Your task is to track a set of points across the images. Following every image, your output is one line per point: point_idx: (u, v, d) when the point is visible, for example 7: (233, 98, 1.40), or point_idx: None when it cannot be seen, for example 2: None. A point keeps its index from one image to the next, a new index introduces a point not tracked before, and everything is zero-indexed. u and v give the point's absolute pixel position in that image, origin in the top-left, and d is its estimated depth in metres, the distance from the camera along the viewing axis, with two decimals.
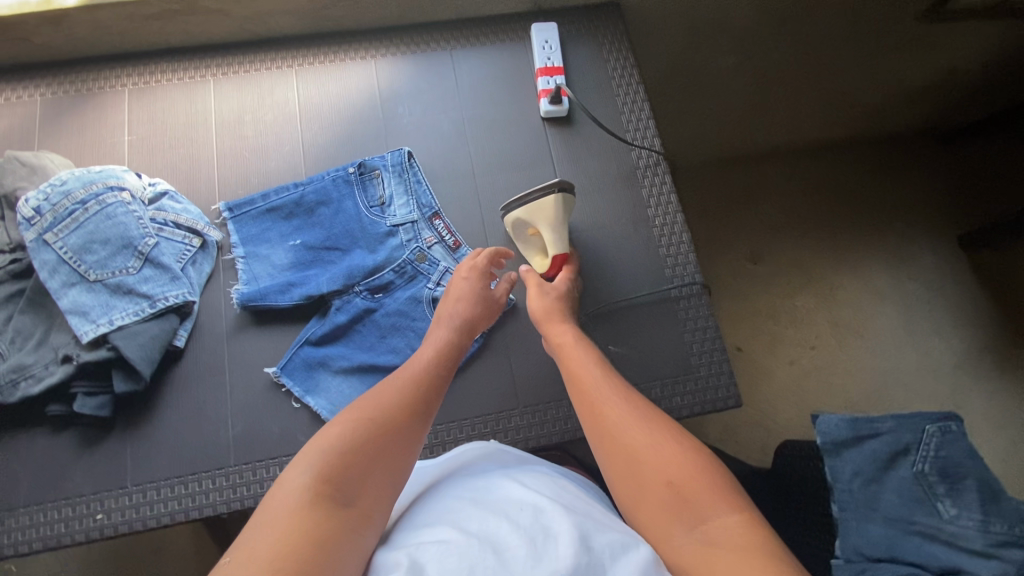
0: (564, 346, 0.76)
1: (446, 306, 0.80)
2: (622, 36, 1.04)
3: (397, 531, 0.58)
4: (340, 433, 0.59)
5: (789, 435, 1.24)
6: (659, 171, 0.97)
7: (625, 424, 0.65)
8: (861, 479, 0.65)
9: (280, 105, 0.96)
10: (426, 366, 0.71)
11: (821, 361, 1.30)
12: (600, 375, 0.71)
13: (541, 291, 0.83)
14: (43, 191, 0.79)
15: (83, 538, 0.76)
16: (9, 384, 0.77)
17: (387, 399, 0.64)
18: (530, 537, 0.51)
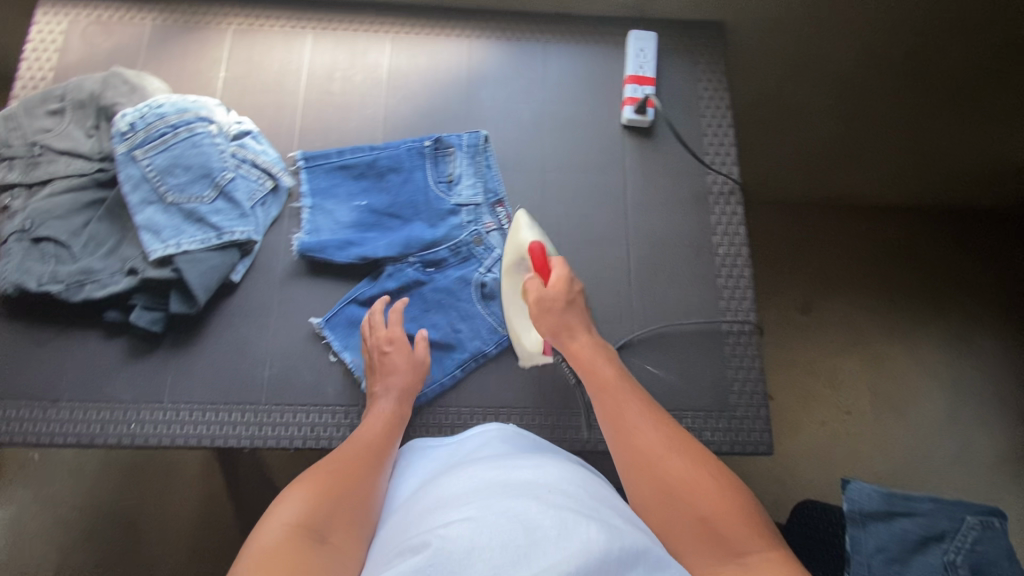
0: (592, 363, 0.77)
1: (382, 373, 0.80)
2: (719, 58, 1.02)
3: (421, 506, 0.60)
4: (304, 496, 0.63)
5: (804, 495, 1.19)
6: (731, 201, 0.94)
7: (659, 450, 0.67)
8: (884, 556, 0.62)
9: (370, 68, 0.98)
10: (379, 434, 0.74)
11: (853, 428, 1.24)
12: (631, 398, 0.73)
13: (541, 303, 0.80)
14: (140, 110, 0.83)
15: (114, 442, 0.80)
16: (76, 284, 0.81)
17: (345, 464, 0.68)
18: (556, 515, 0.52)
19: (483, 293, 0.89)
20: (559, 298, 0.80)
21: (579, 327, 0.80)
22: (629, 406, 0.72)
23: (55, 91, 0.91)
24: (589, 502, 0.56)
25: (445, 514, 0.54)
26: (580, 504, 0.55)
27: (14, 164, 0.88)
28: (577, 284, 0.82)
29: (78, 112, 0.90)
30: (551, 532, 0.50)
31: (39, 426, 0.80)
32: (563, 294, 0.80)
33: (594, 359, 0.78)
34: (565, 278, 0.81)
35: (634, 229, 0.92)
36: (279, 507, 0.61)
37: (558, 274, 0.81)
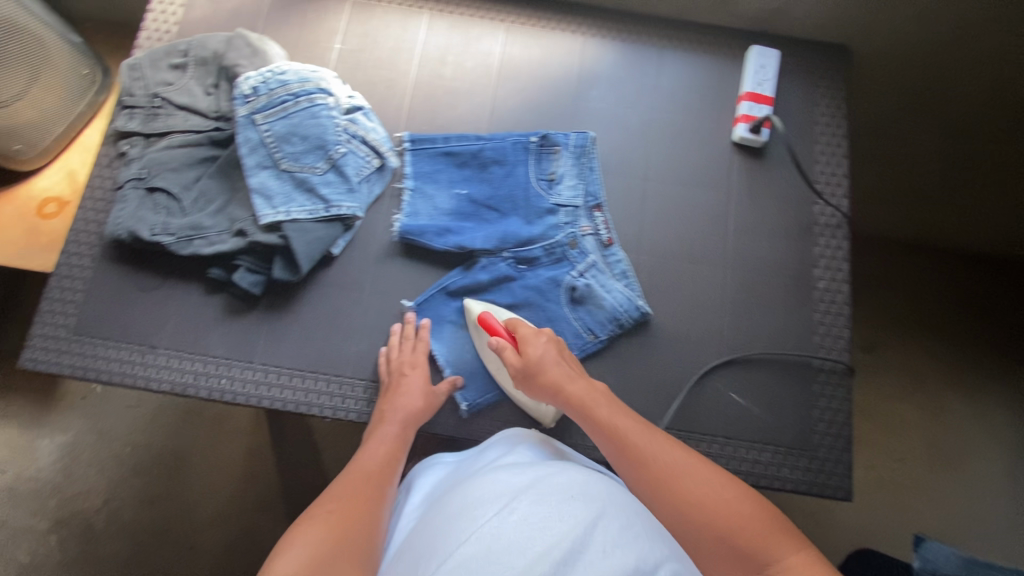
0: (587, 399, 0.73)
1: (391, 403, 0.79)
2: (841, 83, 0.98)
3: (444, 504, 0.58)
4: (309, 532, 0.61)
5: (846, 538, 1.16)
6: (838, 235, 0.91)
7: (668, 469, 0.64)
8: None
9: (481, 56, 0.97)
10: (380, 462, 0.73)
11: (908, 478, 1.20)
12: (630, 427, 0.70)
13: (517, 358, 0.77)
14: (263, 74, 0.85)
15: (205, 394, 0.83)
16: (186, 239, 0.83)
17: (346, 496, 0.67)
18: (586, 515, 0.51)
19: (572, 297, 0.88)
20: (537, 348, 0.77)
21: (564, 367, 0.77)
22: (629, 435, 0.68)
23: (179, 45, 0.92)
24: (621, 503, 0.55)
25: (467, 512, 0.53)
26: (613, 505, 0.54)
27: (134, 113, 0.90)
28: (543, 332, 0.80)
29: (199, 69, 0.92)
30: (582, 537, 0.48)
31: (137, 369, 0.83)
32: (538, 347, 0.77)
33: (589, 394, 0.74)
34: (530, 333, 0.79)
35: (732, 253, 0.90)
36: (285, 544, 0.59)
37: (522, 332, 0.79)
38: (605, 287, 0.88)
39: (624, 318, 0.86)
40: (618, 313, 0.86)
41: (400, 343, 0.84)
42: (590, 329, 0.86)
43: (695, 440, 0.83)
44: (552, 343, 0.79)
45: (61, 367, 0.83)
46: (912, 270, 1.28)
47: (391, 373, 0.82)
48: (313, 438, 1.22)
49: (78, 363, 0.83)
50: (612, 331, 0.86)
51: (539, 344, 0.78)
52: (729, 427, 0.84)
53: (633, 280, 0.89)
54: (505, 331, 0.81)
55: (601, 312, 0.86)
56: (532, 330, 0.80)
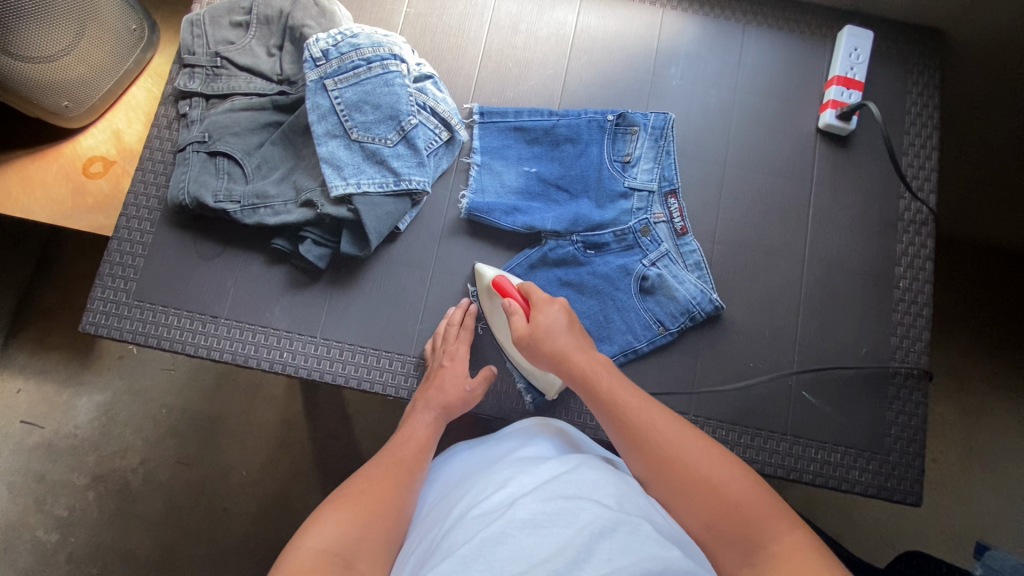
0: (589, 371, 0.70)
1: (427, 390, 0.76)
2: (937, 69, 0.91)
3: (450, 511, 0.59)
4: (337, 514, 0.58)
5: (874, 535, 1.15)
6: (923, 232, 0.87)
7: (666, 445, 0.61)
8: None
9: (555, 25, 0.92)
10: (415, 450, 0.70)
11: (944, 478, 1.18)
12: (630, 401, 0.66)
13: (522, 325, 0.74)
14: (334, 37, 0.81)
15: (267, 366, 0.81)
16: (250, 207, 0.81)
17: (379, 478, 0.64)
18: (585, 528, 0.51)
19: (643, 286, 0.85)
20: (546, 316, 0.73)
21: (570, 336, 0.73)
22: (629, 408, 0.65)
23: (242, 2, 0.88)
24: (627, 510, 0.55)
25: (476, 513, 0.55)
26: (619, 511, 0.54)
27: (195, 73, 0.87)
28: (557, 299, 0.76)
29: (262, 29, 0.87)
30: (586, 541, 0.49)
31: (197, 338, 0.82)
32: (546, 315, 0.73)
33: (593, 366, 0.70)
34: (542, 300, 0.75)
35: (810, 246, 0.86)
36: (312, 524, 0.57)
37: (535, 296, 0.76)
38: (678, 278, 0.84)
39: (696, 312, 0.83)
40: (691, 306, 0.83)
41: (445, 333, 0.80)
42: (660, 320, 0.83)
43: (762, 437, 0.81)
44: (563, 311, 0.74)
45: (123, 333, 0.81)
46: (970, 270, 1.21)
47: (435, 357, 0.79)
48: (350, 410, 1.21)
49: (138, 328, 0.82)
50: (683, 324, 0.83)
51: (550, 312, 0.74)
52: (799, 426, 0.81)
53: (708, 272, 0.85)
54: (517, 293, 0.77)
55: (673, 303, 0.83)
56: (544, 296, 0.76)
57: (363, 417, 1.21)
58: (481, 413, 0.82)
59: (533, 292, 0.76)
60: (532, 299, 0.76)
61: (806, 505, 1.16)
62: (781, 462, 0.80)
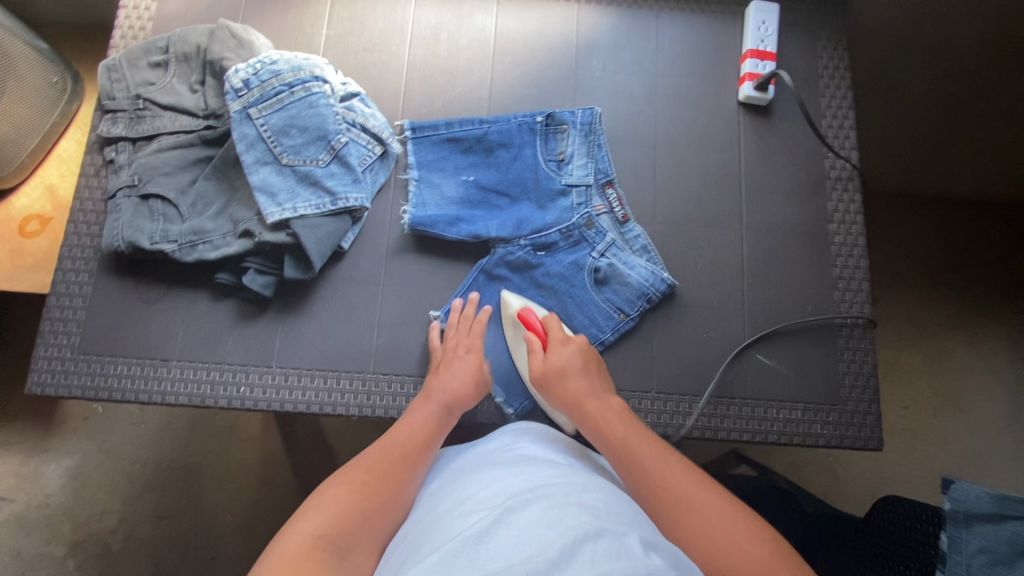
0: (600, 415, 0.72)
1: (439, 378, 0.76)
2: (843, 33, 0.96)
3: (440, 506, 0.59)
4: (333, 501, 0.59)
5: (855, 488, 1.18)
6: (850, 187, 0.90)
7: (676, 493, 0.61)
8: (986, 558, 0.66)
9: (475, 31, 0.94)
10: (418, 445, 0.68)
11: (911, 423, 1.22)
12: (642, 450, 0.66)
13: (539, 362, 0.77)
14: (252, 66, 0.81)
15: (225, 404, 0.80)
16: (188, 245, 0.80)
17: (381, 462, 0.64)
18: (571, 533, 0.50)
19: (596, 278, 0.86)
20: (561, 356, 0.77)
21: (585, 379, 0.75)
22: (642, 457, 0.66)
23: (158, 41, 0.87)
24: (614, 518, 0.55)
25: (460, 515, 0.55)
26: (604, 518, 0.54)
27: (118, 117, 0.86)
28: (577, 341, 0.79)
29: (182, 66, 0.87)
30: (570, 542, 0.49)
31: (149, 384, 0.80)
32: (560, 355, 0.77)
33: (605, 413, 0.72)
34: (560, 340, 0.78)
35: (746, 214, 0.89)
36: (309, 511, 0.57)
37: (554, 335, 0.79)
38: (628, 264, 0.86)
39: (651, 293, 0.85)
40: (645, 288, 0.85)
41: (457, 321, 0.82)
42: (620, 308, 0.85)
43: (723, 405, 0.83)
44: (579, 352, 0.78)
45: (70, 389, 0.79)
46: (902, 221, 1.27)
47: (443, 348, 0.80)
48: (328, 438, 1.20)
49: (87, 382, 0.80)
50: (641, 307, 0.85)
51: (566, 353, 0.77)
52: (758, 389, 0.83)
53: (655, 253, 0.87)
54: (539, 327, 0.80)
55: (628, 289, 0.85)
56: (563, 335, 0.79)
57: (341, 444, 1.20)
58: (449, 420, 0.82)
59: (555, 328, 0.80)
60: (554, 337, 0.79)
61: (791, 468, 1.18)
62: (747, 427, 0.82)
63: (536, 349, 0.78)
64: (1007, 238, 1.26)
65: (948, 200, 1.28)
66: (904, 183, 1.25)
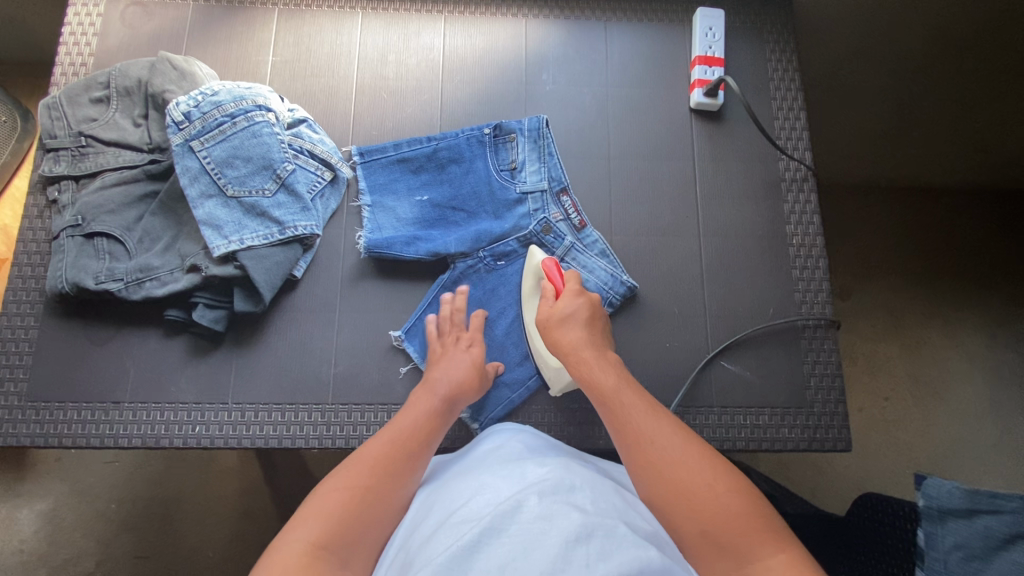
0: (596, 366, 0.70)
1: (437, 369, 0.75)
2: (790, 35, 0.96)
3: (430, 513, 0.57)
4: (330, 508, 0.55)
5: (842, 482, 1.17)
6: (805, 188, 0.91)
7: (652, 440, 0.60)
8: (962, 553, 0.63)
9: (423, 51, 0.93)
10: (420, 440, 0.66)
11: (892, 414, 1.22)
12: (636, 403, 0.64)
13: (546, 308, 0.77)
14: (193, 98, 0.80)
15: (181, 444, 0.78)
16: (135, 282, 0.78)
17: (376, 459, 0.62)
18: (567, 534, 0.49)
19: None
20: (569, 304, 0.75)
21: (587, 333, 0.74)
22: (629, 410, 0.64)
23: (98, 77, 0.86)
24: (603, 510, 0.54)
25: (450, 523, 0.53)
26: (594, 512, 0.53)
27: (60, 156, 0.84)
28: (590, 296, 0.77)
29: (124, 100, 0.85)
30: (561, 549, 0.48)
31: (101, 429, 0.78)
32: (569, 304, 0.75)
33: (600, 363, 0.71)
34: (574, 289, 0.77)
35: (704, 220, 0.89)
36: (301, 523, 0.54)
37: (569, 286, 0.78)
38: (587, 266, 0.86)
39: (612, 295, 0.84)
40: (606, 292, 0.84)
41: (451, 317, 0.80)
42: None
43: (691, 415, 0.82)
44: (589, 305, 0.76)
45: (19, 439, 0.77)
46: (867, 215, 1.28)
47: (438, 344, 0.79)
48: (304, 466, 1.17)
49: (35, 430, 0.77)
50: (603, 311, 0.84)
51: (575, 303, 0.76)
52: (724, 396, 0.83)
53: (614, 256, 0.86)
54: (557, 277, 0.79)
55: None
56: (579, 287, 0.78)
57: (319, 471, 1.17)
58: None
59: (572, 281, 0.78)
60: (569, 288, 0.78)
61: (777, 468, 1.17)
62: (715, 435, 0.81)
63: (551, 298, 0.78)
64: (971, 226, 1.27)
65: (910, 191, 1.29)
66: (867, 176, 1.26)
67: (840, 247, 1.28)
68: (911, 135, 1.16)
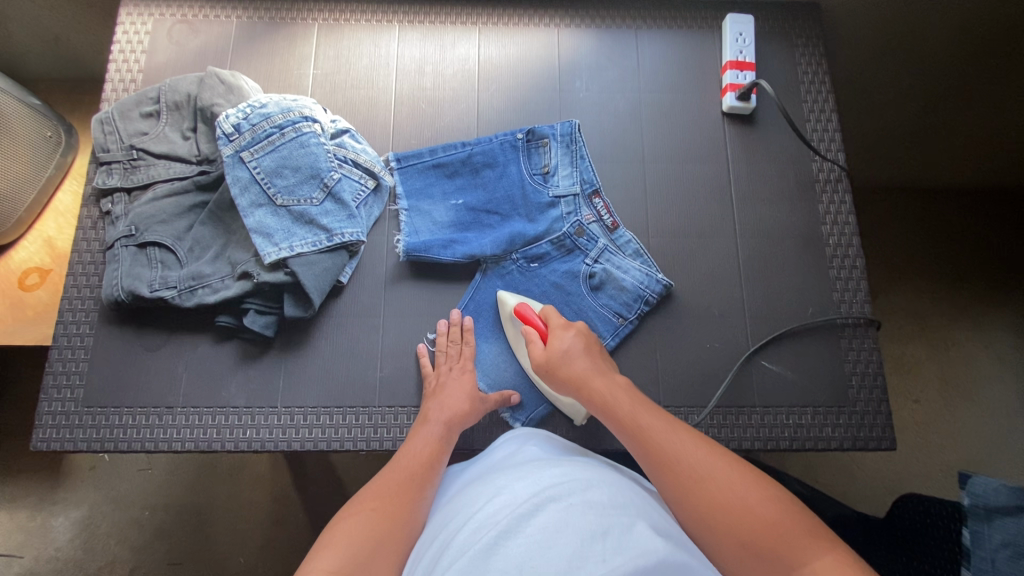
0: (609, 395, 0.69)
1: (431, 402, 0.76)
2: (819, 39, 0.98)
3: (449, 520, 0.57)
4: (345, 531, 0.56)
5: (874, 487, 1.16)
6: (839, 188, 0.91)
7: (684, 467, 0.58)
8: (1011, 552, 0.60)
9: (460, 61, 0.96)
10: (423, 464, 0.67)
11: (923, 416, 1.21)
12: (651, 425, 0.63)
13: (540, 352, 0.75)
14: (243, 110, 0.83)
15: (232, 447, 0.79)
16: (188, 290, 0.81)
17: (389, 486, 0.63)
18: (582, 535, 0.49)
19: (591, 284, 0.87)
20: (562, 341, 0.75)
21: (588, 360, 0.73)
22: (649, 432, 0.63)
23: (149, 92, 0.89)
24: (623, 511, 0.53)
25: (468, 525, 0.53)
26: (611, 512, 0.52)
27: (113, 169, 0.87)
28: (574, 324, 0.77)
29: (173, 114, 0.88)
30: (579, 546, 0.48)
31: (155, 433, 0.79)
32: (562, 340, 0.75)
33: (611, 390, 0.69)
34: (560, 325, 0.77)
35: (738, 221, 0.90)
36: (323, 545, 0.54)
37: (553, 322, 0.78)
38: (622, 268, 0.87)
39: (648, 294, 0.85)
40: (641, 291, 0.85)
41: (445, 347, 0.82)
42: (618, 312, 0.85)
43: (733, 415, 0.82)
44: (580, 336, 0.76)
45: (76, 443, 0.79)
46: (893, 215, 1.29)
47: (431, 377, 0.81)
48: (336, 472, 1.18)
49: (91, 434, 0.79)
50: (639, 310, 0.85)
51: (566, 337, 0.75)
52: (765, 396, 0.83)
53: (648, 257, 0.88)
54: (538, 319, 0.79)
55: (624, 293, 0.85)
56: (562, 322, 0.78)
57: (350, 476, 1.18)
58: (458, 446, 0.81)
59: (554, 321, 0.78)
60: (555, 330, 0.76)
61: (808, 470, 1.16)
62: (757, 435, 0.81)
63: (536, 343, 0.76)
64: (999, 225, 1.27)
65: (936, 191, 1.29)
66: (893, 176, 1.27)
67: (867, 248, 1.28)
68: (937, 135, 1.16)
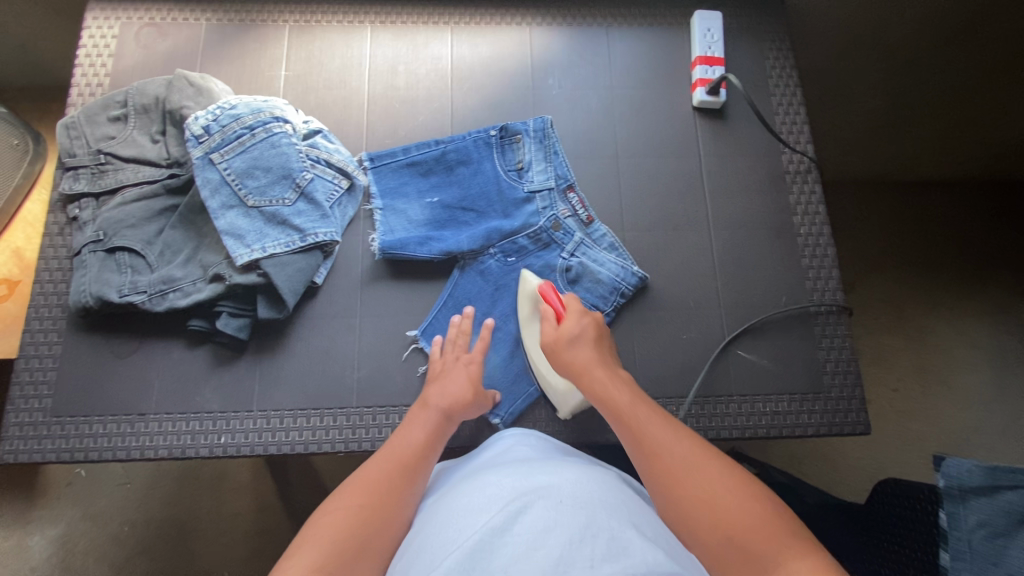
0: (608, 384, 0.70)
1: (434, 387, 0.75)
2: (786, 34, 0.99)
3: (438, 514, 0.56)
4: (329, 527, 0.55)
5: (856, 477, 1.18)
6: (809, 179, 0.93)
7: (672, 459, 0.58)
8: (986, 531, 0.60)
9: (432, 61, 0.96)
10: (415, 454, 0.66)
11: (901, 405, 1.23)
12: (648, 415, 0.64)
13: (551, 332, 0.76)
14: (212, 112, 0.82)
15: (207, 453, 0.78)
16: (158, 294, 0.79)
17: (376, 477, 0.61)
18: (572, 539, 0.48)
19: (568, 278, 0.87)
20: (574, 325, 0.76)
21: (594, 350, 0.74)
22: (642, 422, 0.63)
23: (116, 96, 0.88)
24: (612, 512, 0.52)
25: (457, 523, 0.52)
26: (601, 513, 0.51)
27: (79, 174, 0.85)
28: (591, 313, 0.78)
29: (141, 118, 0.87)
30: (567, 550, 0.47)
31: (127, 441, 0.78)
32: (575, 324, 0.76)
33: (610, 381, 0.70)
34: (577, 310, 0.78)
35: (711, 214, 0.91)
36: (307, 541, 0.53)
37: (571, 308, 0.78)
38: (598, 261, 0.87)
39: (624, 287, 0.86)
40: (617, 283, 0.86)
41: (456, 339, 0.80)
42: (596, 304, 0.86)
43: (711, 405, 0.83)
44: (593, 324, 0.77)
45: (44, 454, 0.77)
46: (865, 207, 1.31)
47: (439, 363, 0.79)
48: (319, 479, 1.16)
49: (60, 445, 0.77)
50: (616, 302, 0.86)
51: (579, 322, 0.76)
52: (742, 385, 0.84)
53: (623, 249, 0.88)
54: (556, 300, 0.80)
55: (600, 286, 0.86)
56: (580, 308, 0.79)
57: (333, 483, 1.16)
58: None
59: (574, 306, 0.79)
60: (573, 314, 0.77)
61: (790, 461, 1.18)
62: (736, 424, 0.82)
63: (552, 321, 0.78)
64: (966, 215, 1.30)
65: (905, 184, 1.32)
66: (864, 169, 1.29)
67: (841, 241, 1.30)
68: (904, 128, 1.19)
